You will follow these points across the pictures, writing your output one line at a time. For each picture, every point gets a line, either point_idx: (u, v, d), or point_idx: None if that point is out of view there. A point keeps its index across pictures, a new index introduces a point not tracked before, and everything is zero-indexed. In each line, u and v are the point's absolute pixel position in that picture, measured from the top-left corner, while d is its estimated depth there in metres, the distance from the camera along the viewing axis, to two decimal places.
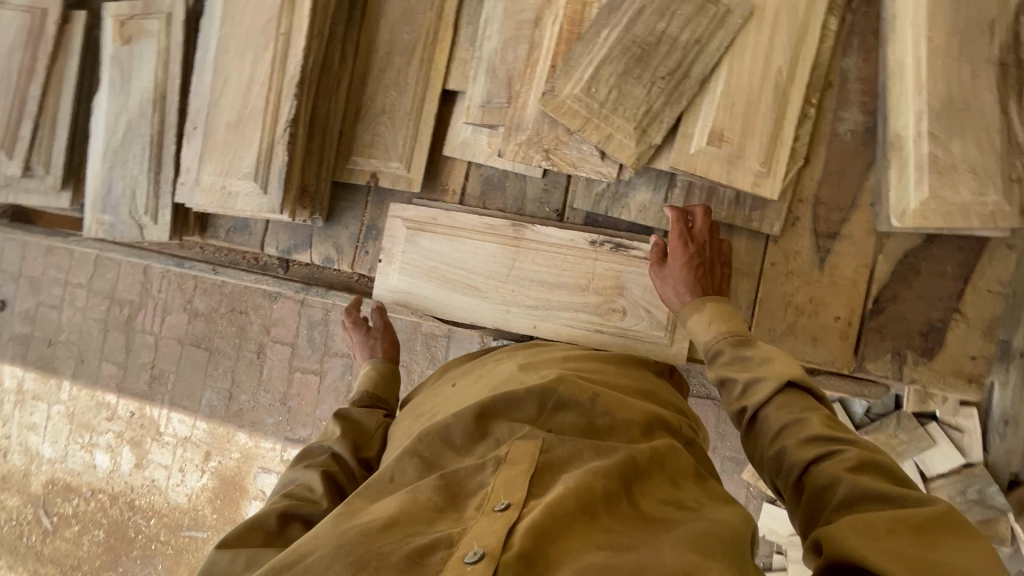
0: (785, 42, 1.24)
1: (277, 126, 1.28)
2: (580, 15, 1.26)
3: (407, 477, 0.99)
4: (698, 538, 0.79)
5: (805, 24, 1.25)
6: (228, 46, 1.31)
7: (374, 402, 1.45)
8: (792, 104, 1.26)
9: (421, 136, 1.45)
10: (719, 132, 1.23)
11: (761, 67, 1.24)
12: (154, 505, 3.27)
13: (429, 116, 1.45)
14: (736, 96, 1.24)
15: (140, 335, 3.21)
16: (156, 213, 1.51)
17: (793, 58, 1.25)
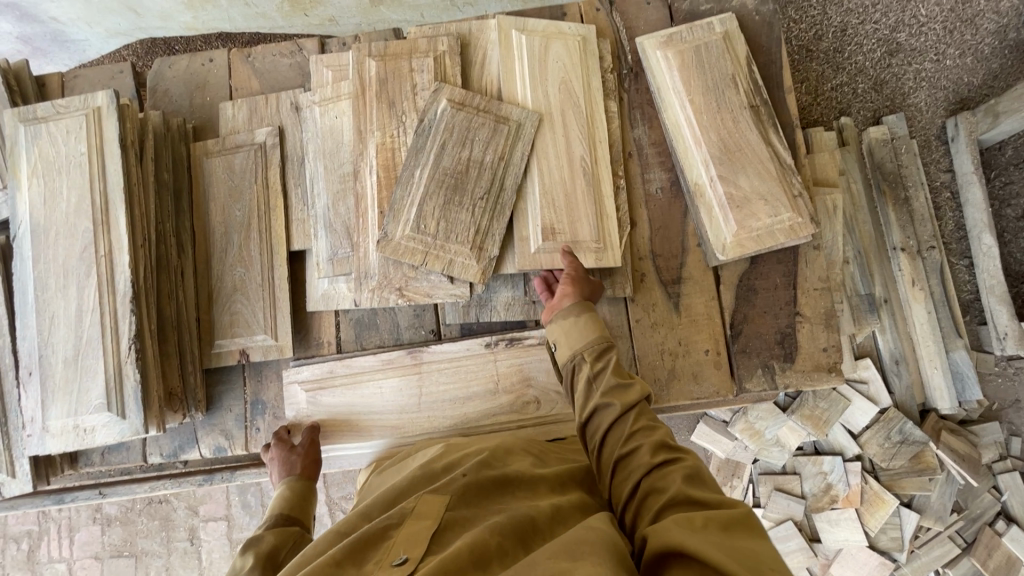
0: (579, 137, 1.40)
1: (122, 349, 1.23)
2: (392, 160, 1.35)
3: (320, 545, 0.94)
4: (573, 546, 0.79)
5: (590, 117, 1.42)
6: (47, 282, 1.26)
7: (287, 521, 1.16)
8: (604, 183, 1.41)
9: (279, 303, 1.45)
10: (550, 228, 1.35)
11: (567, 162, 1.38)
12: None
13: (279, 281, 1.45)
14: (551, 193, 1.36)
15: (48, 567, 2.83)
16: (12, 467, 1.37)
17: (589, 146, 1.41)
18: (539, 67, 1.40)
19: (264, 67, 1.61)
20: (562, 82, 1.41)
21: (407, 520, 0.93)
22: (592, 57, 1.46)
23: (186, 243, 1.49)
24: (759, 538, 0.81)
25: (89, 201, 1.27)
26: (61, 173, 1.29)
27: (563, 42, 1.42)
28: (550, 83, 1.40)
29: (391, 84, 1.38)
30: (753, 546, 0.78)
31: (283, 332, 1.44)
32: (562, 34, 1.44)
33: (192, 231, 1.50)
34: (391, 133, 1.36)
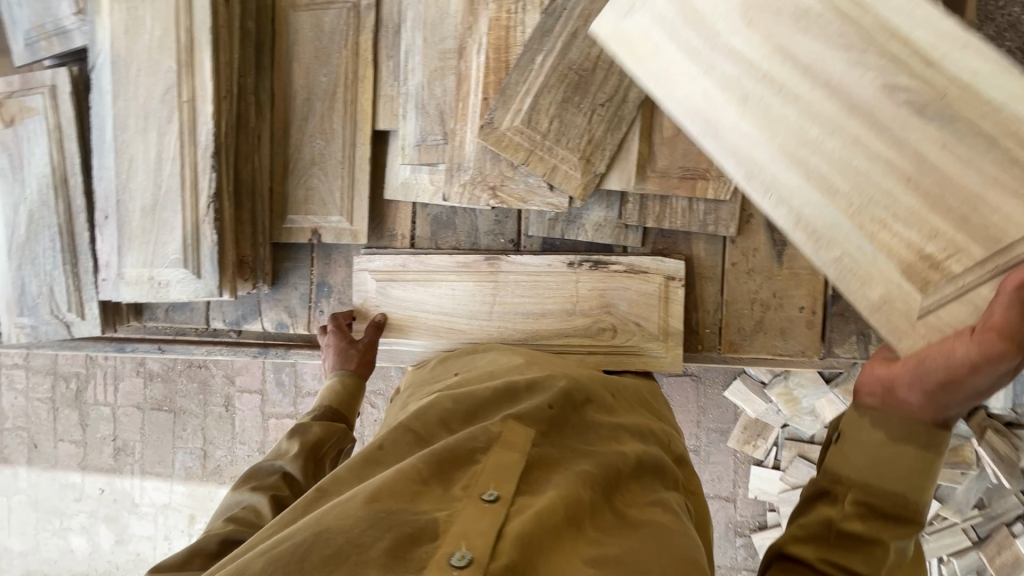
0: (858, 60, 0.81)
1: (199, 205, 1.17)
2: (504, 41, 1.19)
3: (398, 448, 0.93)
4: (676, 554, 0.77)
5: (878, 20, 0.80)
6: (126, 123, 1.18)
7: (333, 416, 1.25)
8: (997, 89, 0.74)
9: (355, 184, 1.36)
10: (912, 242, 0.77)
11: (857, 113, 0.81)
12: None
13: (362, 161, 1.36)
14: (871, 183, 0.80)
15: (94, 407, 3.01)
16: (81, 308, 1.38)
17: (892, 51, 0.80)
18: (712, 30, 0.89)
19: None
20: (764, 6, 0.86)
21: (494, 445, 0.87)
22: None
23: (266, 108, 1.38)
24: None
25: (173, 38, 1.16)
26: (145, 2, 1.17)
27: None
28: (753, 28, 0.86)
29: None
30: None
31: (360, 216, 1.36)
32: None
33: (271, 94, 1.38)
34: (506, 9, 1.20)
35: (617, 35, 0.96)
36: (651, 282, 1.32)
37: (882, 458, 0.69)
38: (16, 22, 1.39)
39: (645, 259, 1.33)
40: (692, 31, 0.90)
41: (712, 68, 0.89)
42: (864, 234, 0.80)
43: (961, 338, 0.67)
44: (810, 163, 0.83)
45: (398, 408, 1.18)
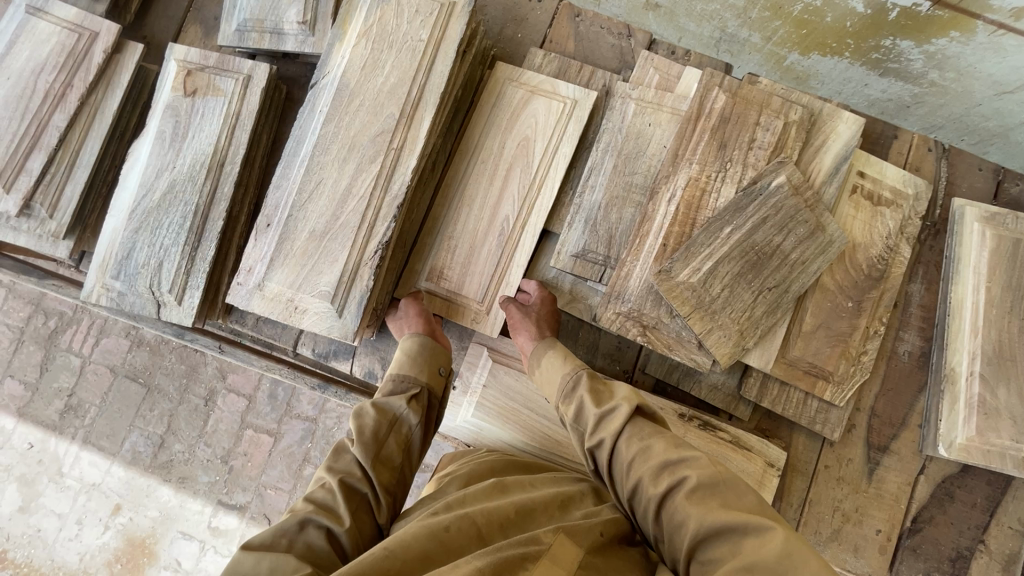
0: (514, 196, 1.34)
1: (367, 248, 1.15)
2: (697, 201, 1.26)
3: (462, 535, 0.91)
4: None
5: (535, 198, 1.33)
6: (328, 147, 1.18)
7: (404, 384, 1.17)
8: (521, 250, 1.33)
9: (478, 249, 1.33)
10: (466, 258, 1.34)
11: (488, 215, 1.34)
12: (31, 563, 2.44)
13: (502, 232, 1.33)
14: (459, 240, 1.35)
15: (63, 354, 2.50)
16: (181, 292, 1.29)
17: (521, 209, 1.33)
18: (508, 121, 1.36)
19: (588, 33, 1.51)
20: (525, 138, 1.35)
21: (542, 559, 0.86)
22: (568, 131, 1.33)
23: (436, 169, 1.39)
24: (734, 496, 0.87)
25: (405, 89, 1.18)
26: (391, 49, 1.20)
27: (546, 100, 1.34)
28: (513, 133, 1.35)
29: (731, 126, 1.29)
30: (731, 501, 0.86)
31: (472, 287, 1.33)
32: (553, 94, 1.35)
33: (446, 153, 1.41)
34: (706, 172, 1.28)
35: (497, 87, 1.38)
36: (753, 463, 1.32)
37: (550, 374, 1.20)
38: (236, 6, 1.40)
39: (752, 437, 1.35)
40: (503, 106, 1.37)
41: (483, 138, 1.37)
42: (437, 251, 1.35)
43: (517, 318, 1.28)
44: (448, 222, 1.36)
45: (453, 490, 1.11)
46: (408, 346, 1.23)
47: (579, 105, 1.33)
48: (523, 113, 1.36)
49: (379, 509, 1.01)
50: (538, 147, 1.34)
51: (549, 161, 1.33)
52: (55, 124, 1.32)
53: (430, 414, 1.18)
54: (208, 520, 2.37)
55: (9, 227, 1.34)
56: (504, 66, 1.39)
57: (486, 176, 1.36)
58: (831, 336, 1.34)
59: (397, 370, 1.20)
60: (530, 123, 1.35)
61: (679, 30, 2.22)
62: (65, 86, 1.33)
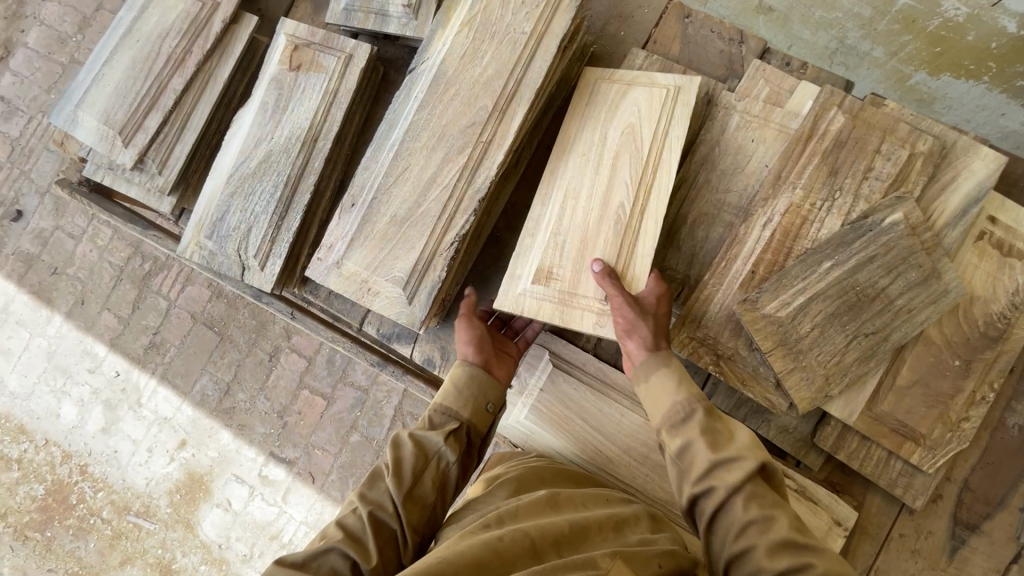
0: (626, 182, 1.21)
1: (445, 238, 1.15)
2: (797, 229, 1.17)
3: (518, 548, 0.89)
4: None
5: (650, 182, 1.20)
6: (419, 133, 1.18)
7: (445, 417, 1.15)
8: (643, 240, 1.18)
9: (590, 240, 1.20)
10: (575, 257, 1.21)
11: (598, 210, 1.23)
12: (107, 479, 2.70)
13: (618, 219, 1.20)
14: (568, 237, 1.23)
15: (152, 295, 2.71)
16: (265, 259, 1.35)
17: (635, 196, 1.20)
18: (605, 115, 1.28)
19: (696, 36, 1.42)
20: (628, 127, 1.24)
21: None
22: (676, 115, 1.22)
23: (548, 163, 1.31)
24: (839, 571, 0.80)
25: (502, 83, 1.16)
26: (492, 40, 1.18)
27: (647, 90, 1.24)
28: (616, 126, 1.26)
29: (847, 151, 1.17)
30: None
31: (588, 283, 1.18)
32: (653, 84, 1.26)
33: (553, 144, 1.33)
34: (810, 200, 1.17)
35: (588, 88, 1.31)
36: (818, 517, 1.23)
37: (657, 399, 1.06)
38: None
39: (821, 489, 1.25)
40: (599, 101, 1.29)
41: (582, 135, 1.28)
42: (547, 245, 1.24)
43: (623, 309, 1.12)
44: (567, 210, 1.25)
45: (502, 494, 1.09)
46: (457, 376, 1.19)
47: (684, 91, 1.22)
48: (622, 105, 1.26)
49: (405, 550, 0.99)
50: (643, 134, 1.22)
51: (661, 144, 1.21)
52: (173, 87, 1.41)
53: (469, 450, 1.15)
54: (258, 469, 2.53)
55: (123, 178, 1.46)
56: (594, 71, 1.33)
57: (586, 163, 1.26)
58: (929, 396, 1.20)
59: (438, 402, 1.17)
60: (632, 112, 1.25)
61: (791, 38, 2.06)
62: (185, 51, 1.41)
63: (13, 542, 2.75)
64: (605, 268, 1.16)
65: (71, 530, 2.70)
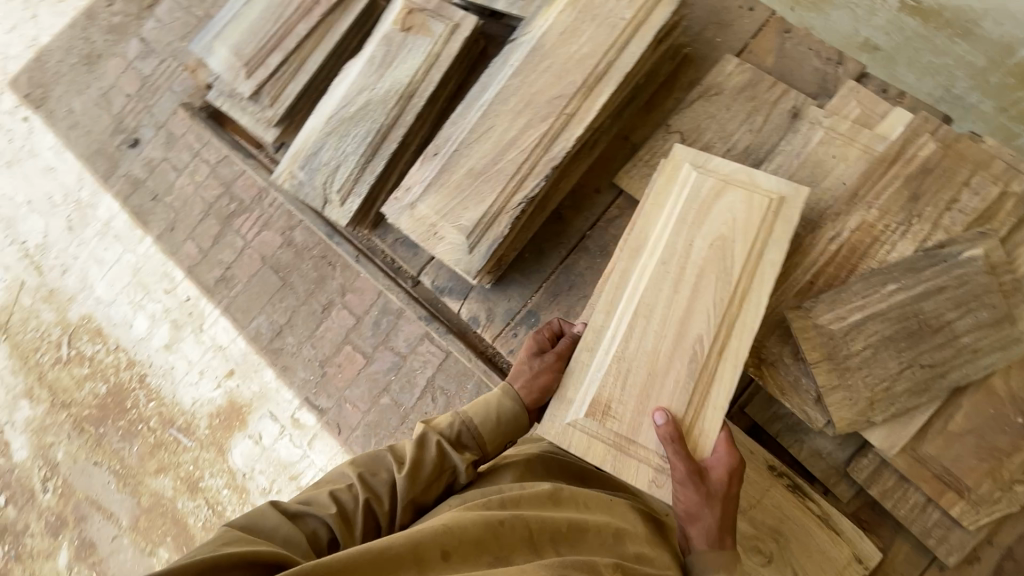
0: (707, 310, 1.12)
1: (513, 197, 1.21)
2: (864, 248, 1.15)
3: (518, 536, 0.90)
4: None
5: (734, 316, 1.11)
6: (508, 98, 1.26)
7: (461, 436, 1.11)
8: (717, 388, 1.09)
9: (660, 377, 1.10)
10: (636, 391, 1.11)
11: (674, 331, 1.12)
12: (160, 392, 2.94)
13: (694, 355, 1.10)
14: (634, 366, 1.12)
15: (231, 234, 2.87)
16: (346, 196, 1.48)
17: (717, 330, 1.10)
18: (694, 215, 1.17)
19: (792, 51, 1.43)
20: (718, 237, 1.15)
21: None
22: (774, 234, 1.13)
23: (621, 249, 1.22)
24: None
25: (594, 61, 1.22)
26: (592, 21, 1.24)
27: (744, 194, 1.15)
28: (707, 229, 1.15)
29: (932, 178, 1.15)
30: None
31: (649, 435, 1.08)
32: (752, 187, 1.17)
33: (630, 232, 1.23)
34: (884, 221, 1.15)
35: (676, 172, 1.23)
36: (837, 548, 1.19)
37: None
38: None
39: (846, 521, 1.20)
40: (690, 193, 1.19)
41: (664, 236, 1.18)
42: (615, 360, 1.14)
43: (688, 485, 1.02)
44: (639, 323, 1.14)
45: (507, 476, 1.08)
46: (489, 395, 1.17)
47: (788, 203, 1.14)
48: (715, 208, 1.16)
49: None
50: (736, 247, 1.13)
51: (754, 270, 1.12)
52: (297, 32, 1.56)
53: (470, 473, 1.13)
54: (293, 410, 2.68)
55: (239, 106, 1.62)
56: (683, 149, 1.24)
57: (665, 270, 1.16)
58: (981, 448, 1.14)
59: (460, 413, 1.13)
60: (726, 215, 1.15)
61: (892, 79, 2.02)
62: (313, 3, 1.57)
63: (70, 431, 3.02)
64: (670, 424, 1.05)
65: (121, 430, 2.94)
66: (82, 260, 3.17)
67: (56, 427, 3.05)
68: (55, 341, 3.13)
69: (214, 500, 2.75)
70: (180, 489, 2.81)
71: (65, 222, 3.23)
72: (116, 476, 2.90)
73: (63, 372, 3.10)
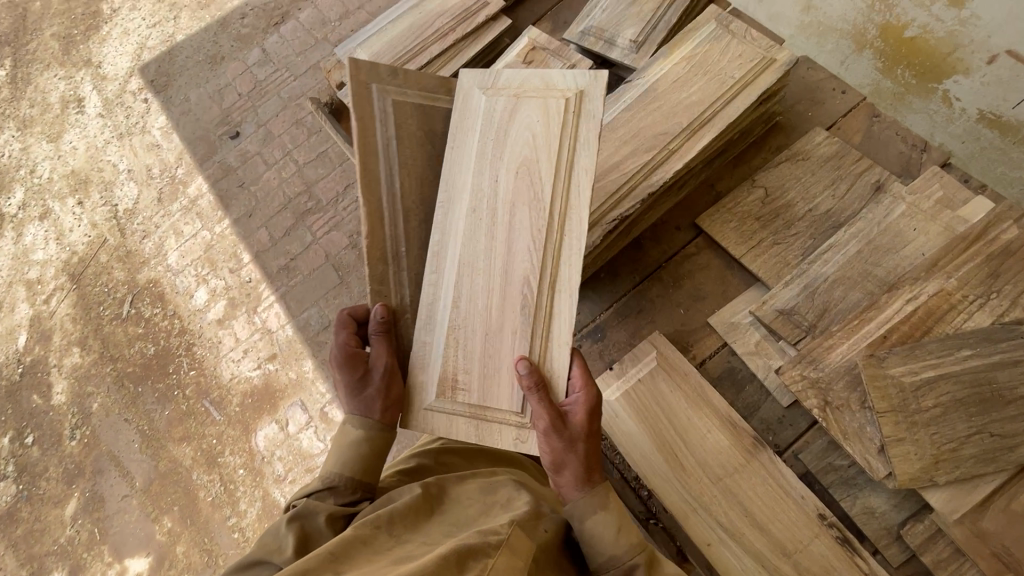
0: (528, 245, 1.16)
1: (609, 213, 1.32)
2: (940, 313, 1.20)
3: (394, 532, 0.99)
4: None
5: (556, 239, 1.16)
6: (616, 128, 1.40)
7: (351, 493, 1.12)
8: (556, 324, 1.15)
9: (496, 334, 1.16)
10: (478, 341, 1.18)
11: (500, 275, 1.18)
12: (202, 362, 2.97)
13: (523, 302, 1.16)
14: (473, 334, 1.18)
15: (301, 230, 3.02)
16: None
17: (538, 257, 1.16)
18: (498, 143, 1.21)
19: (879, 134, 1.56)
20: (524, 159, 1.19)
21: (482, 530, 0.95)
22: (581, 137, 1.17)
23: (381, 180, 1.22)
24: None
25: (700, 109, 1.36)
26: (704, 76, 1.39)
27: (540, 104, 1.19)
28: (510, 156, 1.20)
29: (1014, 260, 1.21)
30: None
31: (507, 395, 1.15)
32: (546, 90, 1.21)
33: (393, 166, 1.23)
34: (962, 291, 1.21)
35: (468, 105, 1.25)
36: None
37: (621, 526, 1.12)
38: (587, 15, 1.74)
39: None
40: (486, 120, 1.23)
41: (473, 174, 1.21)
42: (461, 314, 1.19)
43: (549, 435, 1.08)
44: (473, 270, 1.19)
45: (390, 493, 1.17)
46: (360, 441, 1.16)
47: (588, 93, 1.17)
48: (512, 124, 1.20)
49: None
50: (540, 159, 1.18)
51: (567, 184, 1.16)
52: (431, 51, 1.77)
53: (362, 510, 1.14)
54: (325, 402, 2.74)
55: None
56: (468, 74, 1.26)
57: (478, 204, 1.21)
58: None
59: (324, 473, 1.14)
60: (526, 130, 1.20)
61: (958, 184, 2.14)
62: (451, 28, 1.79)
63: (110, 385, 3.05)
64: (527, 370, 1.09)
65: (156, 394, 2.97)
66: (162, 229, 3.27)
67: (92, 381, 3.08)
68: (119, 298, 3.19)
69: (230, 478, 2.76)
70: (199, 461, 2.81)
71: (157, 192, 3.35)
72: (142, 437, 2.91)
73: (112, 328, 3.16)
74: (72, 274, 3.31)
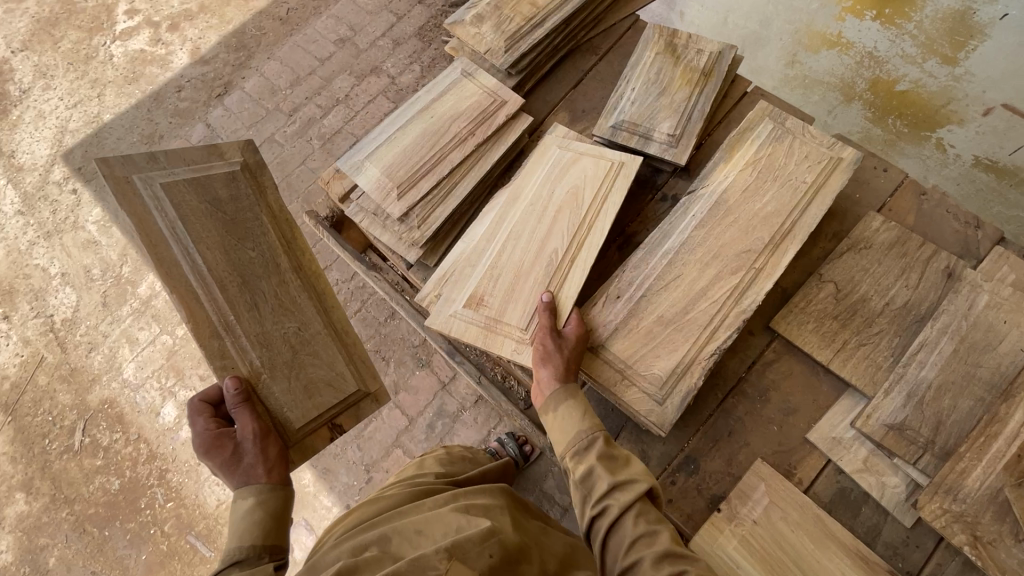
0: (561, 233, 1.42)
1: (706, 349, 1.21)
2: None
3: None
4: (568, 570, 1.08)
5: (584, 238, 1.41)
6: (692, 249, 1.29)
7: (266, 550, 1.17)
8: (568, 283, 1.36)
9: (524, 276, 1.38)
10: (513, 283, 1.38)
11: (535, 250, 1.41)
12: (181, 490, 2.47)
13: (549, 263, 1.38)
14: (504, 270, 1.40)
15: None
16: None
17: (567, 246, 1.40)
18: (555, 177, 1.50)
19: (932, 212, 1.53)
20: (574, 187, 1.47)
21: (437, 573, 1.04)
22: (615, 185, 1.45)
23: (178, 260, 1.36)
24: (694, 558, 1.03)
25: (779, 220, 1.27)
26: (774, 182, 1.32)
27: (595, 159, 1.49)
28: (563, 185, 1.48)
29: None
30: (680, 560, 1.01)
31: (518, 314, 1.34)
32: (601, 157, 1.51)
33: (188, 247, 1.37)
34: None
35: (545, 149, 1.56)
36: None
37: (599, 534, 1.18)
38: (615, 109, 1.64)
39: None
40: (554, 160, 1.53)
41: (532, 187, 1.50)
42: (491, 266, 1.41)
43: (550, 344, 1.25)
44: (510, 248, 1.42)
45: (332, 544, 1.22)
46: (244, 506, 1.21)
47: (629, 165, 1.48)
48: (571, 168, 1.50)
49: None
50: (586, 190, 1.45)
51: (601, 211, 1.43)
52: (452, 159, 1.61)
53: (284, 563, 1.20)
54: None
55: (381, 224, 1.62)
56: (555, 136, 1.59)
57: (533, 207, 1.48)
58: None
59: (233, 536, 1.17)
60: (579, 177, 1.48)
61: None
62: (469, 133, 1.63)
63: (69, 532, 2.46)
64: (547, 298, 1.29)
65: (127, 536, 2.42)
66: (113, 338, 2.74)
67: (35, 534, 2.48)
68: (68, 427, 2.62)
69: None
70: None
71: (101, 297, 2.83)
72: None
73: (54, 463, 2.58)
74: (6, 404, 2.69)
